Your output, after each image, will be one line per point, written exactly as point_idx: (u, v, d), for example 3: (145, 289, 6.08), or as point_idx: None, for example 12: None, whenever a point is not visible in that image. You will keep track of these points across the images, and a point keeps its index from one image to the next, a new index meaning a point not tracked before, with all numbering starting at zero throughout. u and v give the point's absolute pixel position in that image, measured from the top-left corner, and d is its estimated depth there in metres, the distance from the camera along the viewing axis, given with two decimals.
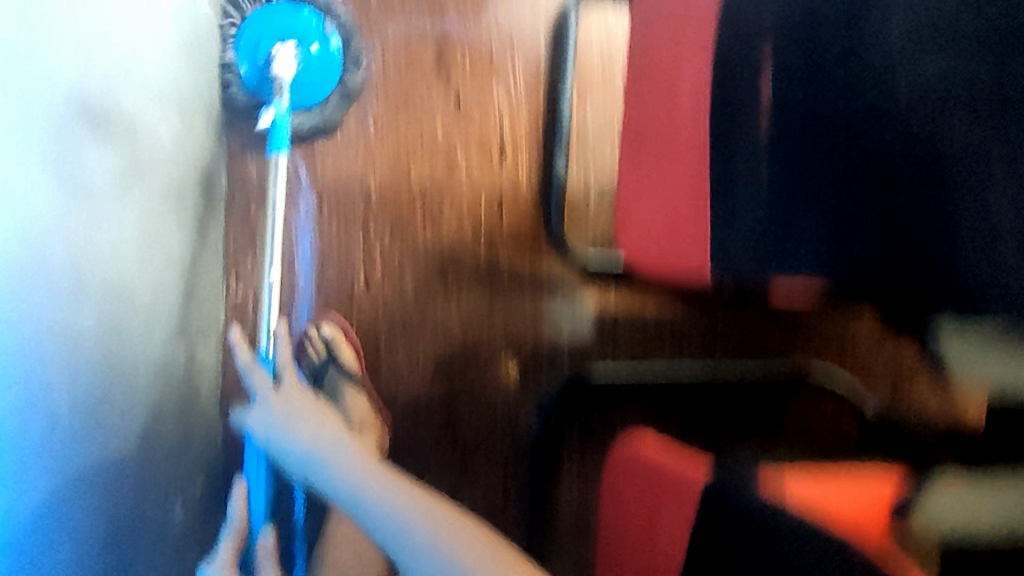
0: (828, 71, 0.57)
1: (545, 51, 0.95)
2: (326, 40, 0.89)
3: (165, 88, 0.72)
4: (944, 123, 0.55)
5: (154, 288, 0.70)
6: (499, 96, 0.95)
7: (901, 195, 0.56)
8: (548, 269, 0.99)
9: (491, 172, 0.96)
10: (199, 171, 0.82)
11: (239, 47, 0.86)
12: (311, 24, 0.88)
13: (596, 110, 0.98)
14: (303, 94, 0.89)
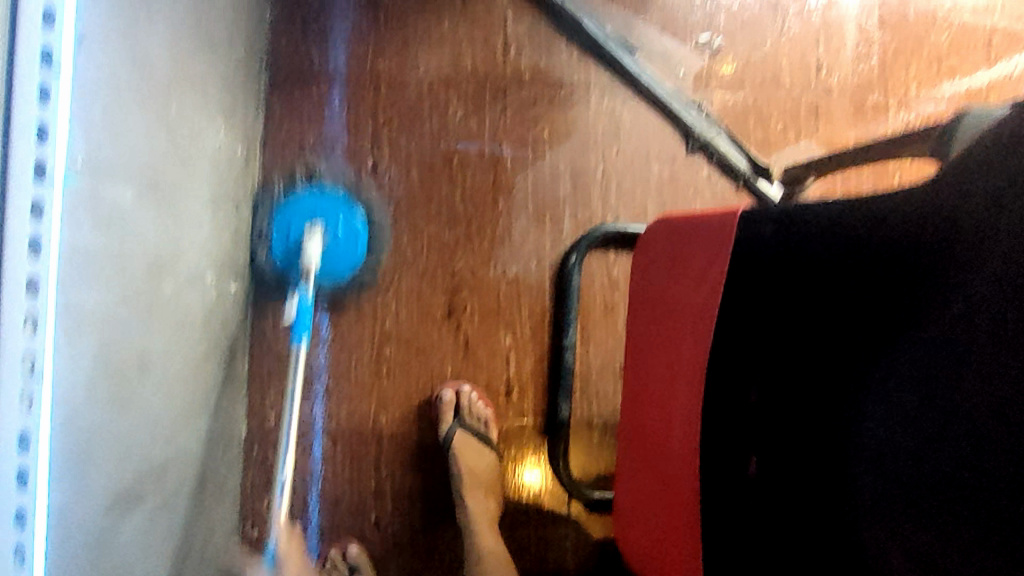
0: (861, 248, 0.53)
1: (551, 299, 1.01)
2: (353, 222, 0.95)
3: (199, 204, 0.73)
4: (905, 374, 0.51)
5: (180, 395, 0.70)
6: (507, 340, 1.01)
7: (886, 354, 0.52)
8: (554, 501, 1.01)
9: (498, 412, 1.01)
10: (226, 298, 0.84)
11: (273, 235, 0.92)
12: (340, 204, 0.95)
13: (599, 349, 1.03)
14: (329, 269, 0.93)
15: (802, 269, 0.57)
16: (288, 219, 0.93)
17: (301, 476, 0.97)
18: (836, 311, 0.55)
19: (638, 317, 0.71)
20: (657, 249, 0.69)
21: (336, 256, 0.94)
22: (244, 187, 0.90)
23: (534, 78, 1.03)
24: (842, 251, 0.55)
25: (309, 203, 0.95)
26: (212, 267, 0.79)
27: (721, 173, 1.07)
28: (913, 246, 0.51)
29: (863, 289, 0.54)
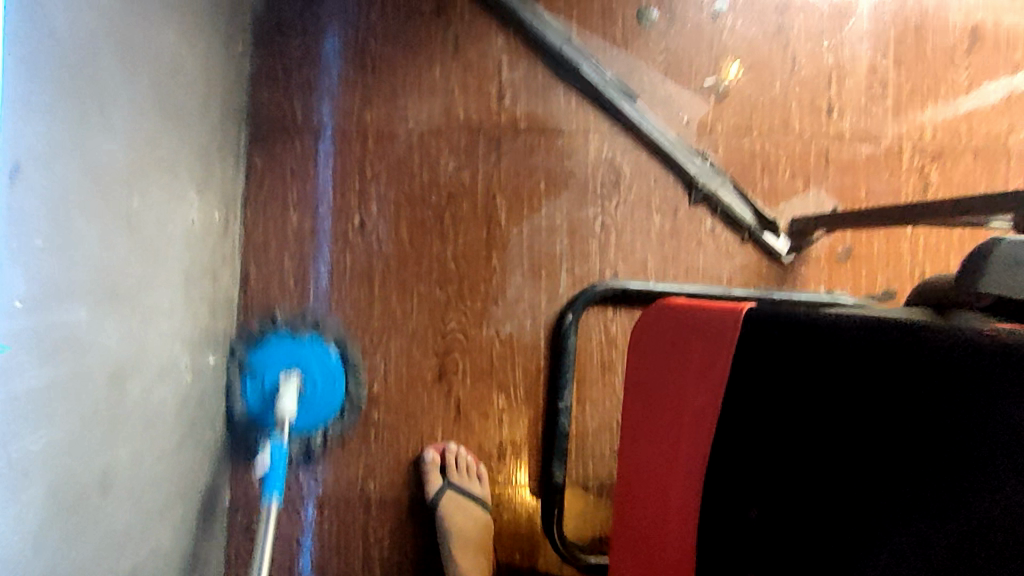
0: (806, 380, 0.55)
1: (545, 359, 0.98)
2: (326, 355, 0.94)
3: (172, 270, 0.71)
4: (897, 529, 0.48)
5: (165, 466, 0.70)
6: (499, 402, 0.97)
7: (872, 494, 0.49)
8: (548, 567, 0.98)
9: (490, 476, 0.97)
10: (210, 353, 0.84)
11: (249, 376, 0.92)
12: (322, 356, 0.94)
13: (597, 411, 0.99)
14: (306, 417, 0.92)
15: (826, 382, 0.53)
16: (262, 362, 0.92)
17: (288, 544, 0.94)
18: (858, 435, 0.50)
19: (639, 400, 0.72)
20: (660, 336, 0.69)
21: (313, 406, 0.92)
22: (229, 242, 0.89)
23: (529, 126, 0.98)
24: (873, 376, 0.50)
25: (282, 350, 0.93)
26: (185, 346, 0.75)
27: (726, 224, 1.02)
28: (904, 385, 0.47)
29: (889, 421, 0.48)
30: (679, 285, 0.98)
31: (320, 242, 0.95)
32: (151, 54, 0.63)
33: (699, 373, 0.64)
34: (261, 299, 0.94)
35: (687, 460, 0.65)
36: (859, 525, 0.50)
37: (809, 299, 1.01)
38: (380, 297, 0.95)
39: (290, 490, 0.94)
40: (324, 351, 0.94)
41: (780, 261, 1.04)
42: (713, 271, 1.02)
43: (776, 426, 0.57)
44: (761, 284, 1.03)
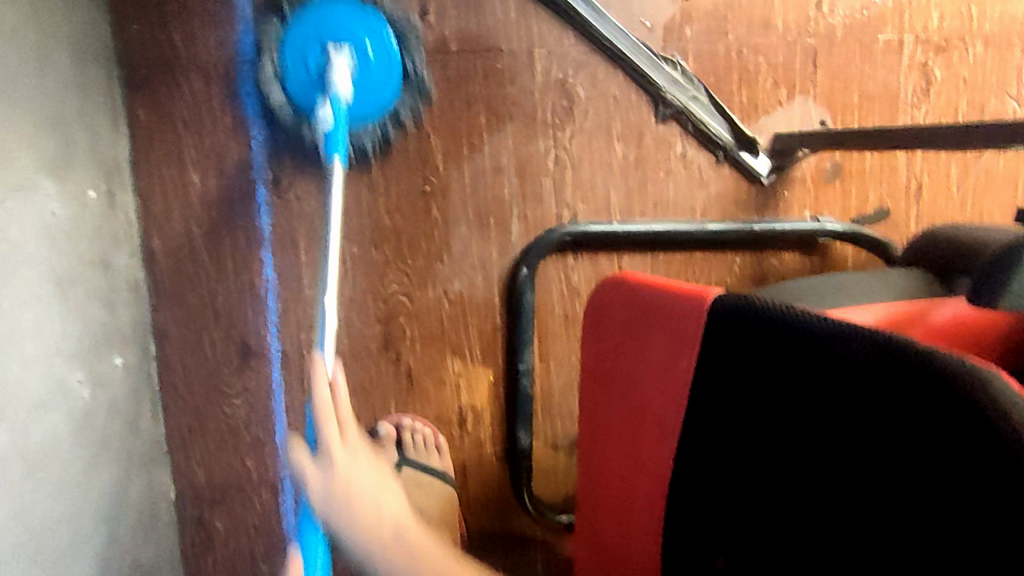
0: (756, 374, 0.47)
1: (502, 318, 0.88)
2: (386, 41, 0.79)
3: (32, 274, 0.59)
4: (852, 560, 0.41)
5: (63, 491, 0.62)
6: (454, 366, 0.89)
7: (836, 522, 0.42)
8: (521, 527, 0.94)
9: (454, 446, 0.91)
10: (113, 349, 0.74)
11: (287, 66, 0.77)
12: (368, 20, 0.79)
13: (562, 366, 0.91)
14: (364, 99, 0.80)
15: (824, 412, 0.43)
16: (301, 28, 0.77)
17: (244, 531, 0.89)
18: (858, 487, 0.41)
19: (595, 387, 0.63)
20: (617, 324, 0.59)
21: (369, 92, 0.80)
22: (118, 216, 0.76)
23: (462, 48, 0.82)
24: (868, 416, 0.40)
25: (326, 21, 0.77)
26: (74, 360, 0.65)
27: (699, 142, 0.89)
28: (869, 402, 0.40)
29: (885, 470, 0.39)
30: (648, 223, 0.87)
31: (231, 207, 0.81)
32: None
33: (662, 373, 0.55)
34: (172, 277, 0.82)
35: (648, 470, 0.56)
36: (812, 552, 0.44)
37: (793, 228, 0.90)
38: (309, 264, 0.84)
39: (236, 478, 0.88)
40: (381, 25, 0.79)
41: (759, 183, 0.92)
42: (685, 203, 0.90)
43: (748, 447, 0.48)
44: (739, 213, 0.92)
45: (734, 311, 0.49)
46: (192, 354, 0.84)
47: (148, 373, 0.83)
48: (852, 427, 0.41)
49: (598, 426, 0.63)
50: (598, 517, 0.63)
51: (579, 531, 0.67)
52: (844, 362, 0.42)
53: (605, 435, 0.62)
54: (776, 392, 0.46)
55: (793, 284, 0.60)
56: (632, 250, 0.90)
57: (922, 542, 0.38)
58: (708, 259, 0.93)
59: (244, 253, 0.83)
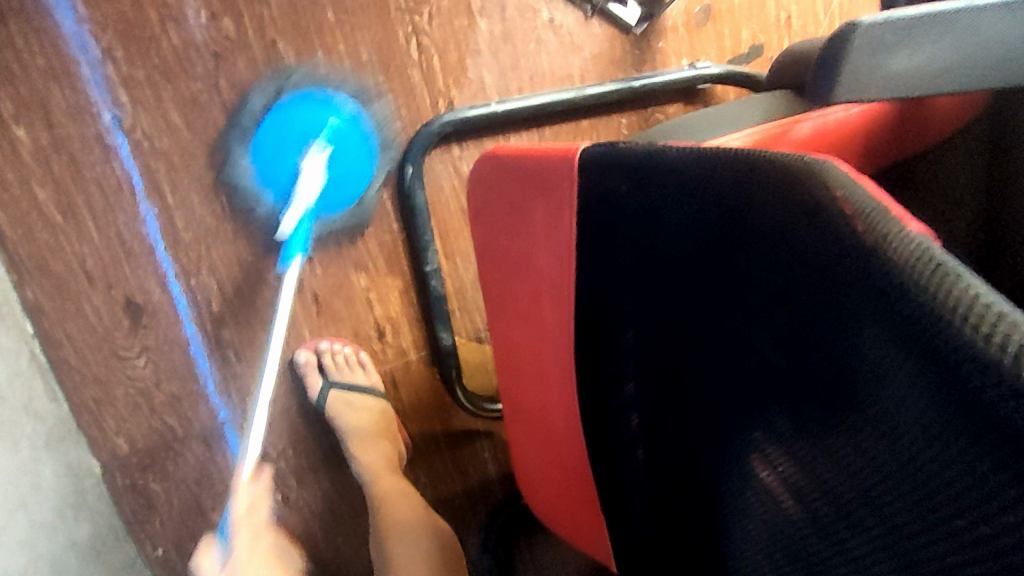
0: (630, 218, 0.47)
1: (399, 222, 0.86)
2: (354, 139, 0.81)
3: None
4: (731, 372, 0.41)
5: None
6: (361, 283, 0.87)
7: (713, 343, 0.42)
8: (463, 422, 0.96)
9: (378, 359, 0.91)
10: None
11: (261, 174, 0.79)
12: (335, 115, 0.79)
13: (470, 260, 0.90)
14: (328, 202, 0.81)
15: (692, 241, 0.42)
16: (271, 134, 0.78)
17: (185, 487, 0.88)
18: (726, 302, 0.40)
19: (495, 266, 0.63)
20: (500, 198, 0.58)
21: (344, 174, 0.81)
22: None
23: None
24: (725, 231, 0.40)
25: (304, 108, 0.78)
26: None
27: (563, 4, 0.85)
28: (722, 218, 0.40)
29: (744, 279, 0.39)
30: (527, 98, 0.84)
31: (72, 159, 0.74)
32: None
33: (547, 240, 0.55)
34: (28, 247, 0.75)
35: (551, 335, 0.58)
36: (700, 375, 0.44)
37: (672, 79, 0.89)
38: (181, 206, 0.78)
39: (162, 438, 0.85)
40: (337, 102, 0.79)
41: (632, 35, 0.90)
42: (562, 71, 0.88)
43: (635, 287, 0.48)
44: (618, 73, 0.90)
45: (602, 163, 0.48)
46: (76, 324, 0.79)
47: (31, 353, 0.77)
48: (711, 246, 0.41)
49: (504, 303, 0.63)
50: (524, 387, 0.66)
51: (509, 403, 0.70)
52: (703, 183, 0.41)
53: (512, 309, 0.62)
54: (652, 234, 0.46)
55: (665, 128, 0.60)
56: (516, 129, 0.87)
57: (777, 334, 0.37)
58: (595, 125, 0.91)
59: (102, 207, 0.76)
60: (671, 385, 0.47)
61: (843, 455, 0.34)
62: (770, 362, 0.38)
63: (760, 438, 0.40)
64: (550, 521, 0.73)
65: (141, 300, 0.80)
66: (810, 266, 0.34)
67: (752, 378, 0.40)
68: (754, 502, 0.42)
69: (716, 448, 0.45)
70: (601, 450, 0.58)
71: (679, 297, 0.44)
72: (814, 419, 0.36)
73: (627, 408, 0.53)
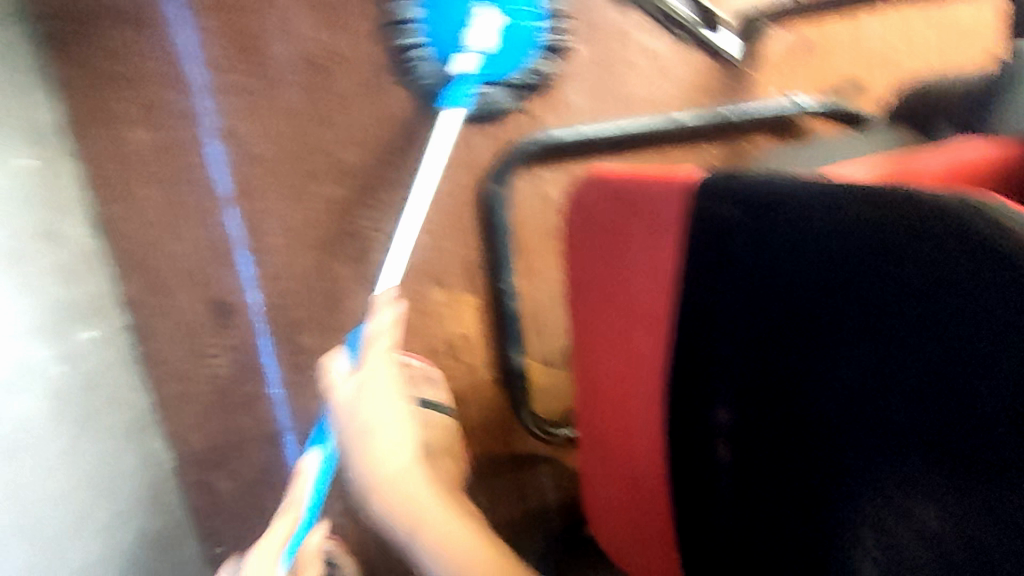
0: (741, 246, 0.46)
1: (480, 240, 0.85)
2: (525, 9, 0.75)
3: None
4: (855, 412, 0.39)
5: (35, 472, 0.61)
6: (437, 296, 0.87)
7: (831, 379, 0.40)
8: (527, 445, 0.94)
9: (449, 374, 0.91)
10: (78, 321, 0.71)
11: (430, 30, 0.74)
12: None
13: (547, 282, 0.89)
14: (495, 70, 0.76)
15: (813, 269, 0.41)
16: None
17: (250, 487, 0.88)
18: (854, 337, 0.39)
19: (583, 293, 0.62)
20: (597, 224, 0.58)
21: (507, 48, 0.75)
22: (62, 186, 0.72)
23: None
24: (857, 263, 0.38)
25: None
26: (32, 334, 0.63)
27: (660, 29, 0.85)
28: (854, 248, 0.38)
29: (880, 313, 0.37)
30: (618, 123, 0.84)
31: (178, 161, 0.77)
32: None
33: (647, 267, 0.53)
34: (129, 241, 0.78)
35: (641, 362, 0.56)
36: (811, 414, 0.42)
37: (766, 112, 0.88)
38: (273, 211, 0.80)
39: (233, 437, 0.86)
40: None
41: (725, 62, 0.87)
42: (653, 97, 0.87)
43: (740, 318, 0.47)
44: (710, 102, 0.89)
45: (715, 191, 0.48)
46: (165, 318, 0.81)
47: (122, 343, 0.80)
48: (837, 277, 0.39)
49: (589, 331, 0.62)
50: (602, 417, 0.64)
51: (584, 434, 0.68)
52: (836, 211, 0.40)
53: (597, 338, 0.61)
54: (765, 263, 0.44)
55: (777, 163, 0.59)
56: (604, 154, 0.87)
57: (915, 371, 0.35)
58: (683, 154, 0.90)
59: (201, 207, 0.79)
60: (774, 423, 0.45)
61: (1001, 505, 0.32)
62: (906, 401, 0.36)
63: (887, 483, 0.38)
64: (619, 560, 0.69)
65: (226, 299, 0.82)
66: (966, 299, 0.33)
67: (882, 419, 0.38)
68: (877, 554, 0.39)
69: (829, 494, 0.42)
70: (690, 489, 0.54)
71: (792, 330, 0.43)
72: (964, 463, 0.34)
73: (717, 437, 0.50)
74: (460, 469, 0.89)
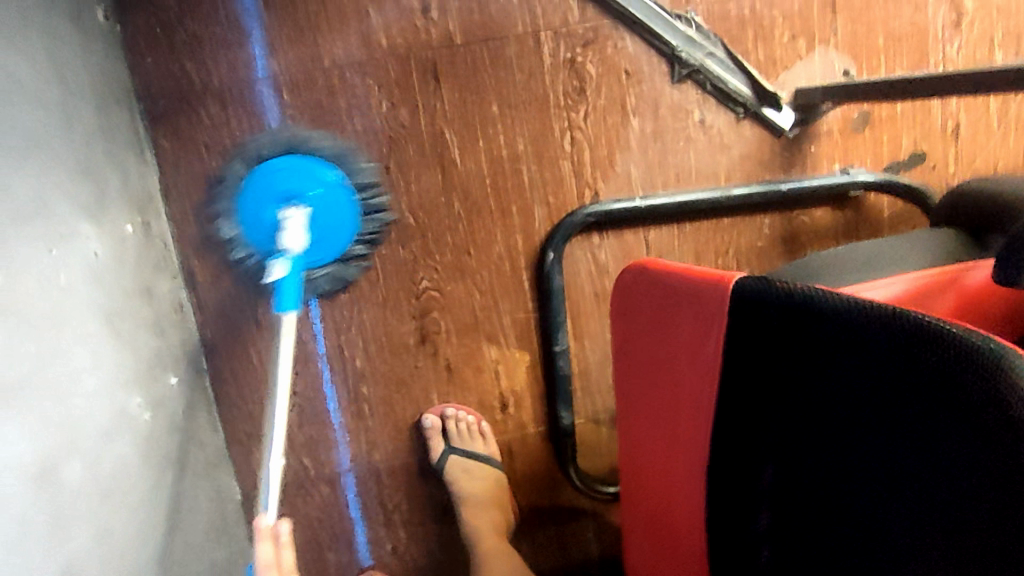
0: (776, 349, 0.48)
1: (534, 302, 0.89)
2: (342, 199, 0.80)
3: (92, 316, 0.64)
4: (886, 527, 0.42)
5: (140, 512, 0.68)
6: (491, 354, 0.91)
7: (866, 491, 0.43)
8: (571, 499, 0.97)
9: (498, 427, 0.94)
10: (171, 370, 0.78)
11: (244, 222, 0.78)
12: (325, 178, 0.79)
13: (597, 343, 0.92)
14: (315, 253, 0.80)
15: (846, 387, 0.44)
16: (256, 197, 0.78)
17: (308, 523, 0.94)
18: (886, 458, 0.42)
19: (629, 370, 0.64)
20: (643, 310, 0.60)
21: (324, 238, 0.80)
22: (162, 247, 0.80)
23: (468, 41, 0.81)
24: (889, 391, 0.41)
25: (294, 168, 0.79)
26: (133, 386, 0.70)
27: (718, 105, 0.87)
28: (890, 377, 0.41)
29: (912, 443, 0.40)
30: (672, 195, 0.87)
31: None
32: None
33: (689, 355, 0.56)
34: (213, 294, 0.86)
35: (682, 444, 0.58)
36: (843, 519, 0.45)
37: (821, 185, 0.89)
38: None
39: (296, 476, 0.93)
40: (332, 173, 0.80)
41: (783, 138, 0.89)
42: (708, 170, 0.89)
43: (773, 418, 0.49)
44: (765, 175, 0.90)
45: (752, 295, 0.50)
46: (240, 364, 0.88)
47: (203, 387, 0.87)
48: (872, 400, 0.42)
49: (634, 406, 0.64)
50: (646, 489, 0.65)
51: (626, 496, 0.70)
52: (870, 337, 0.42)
53: (643, 415, 0.63)
54: (799, 372, 0.47)
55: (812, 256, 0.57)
56: (657, 223, 0.89)
57: (948, 504, 0.39)
58: (737, 224, 0.91)
59: None
60: (807, 520, 0.48)
61: None
62: (934, 526, 0.40)
63: None
64: None
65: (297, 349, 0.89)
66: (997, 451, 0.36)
67: (914, 538, 0.41)
68: None
69: None
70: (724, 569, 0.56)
71: (824, 439, 0.46)
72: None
73: (749, 528, 0.53)
74: (505, 520, 0.92)
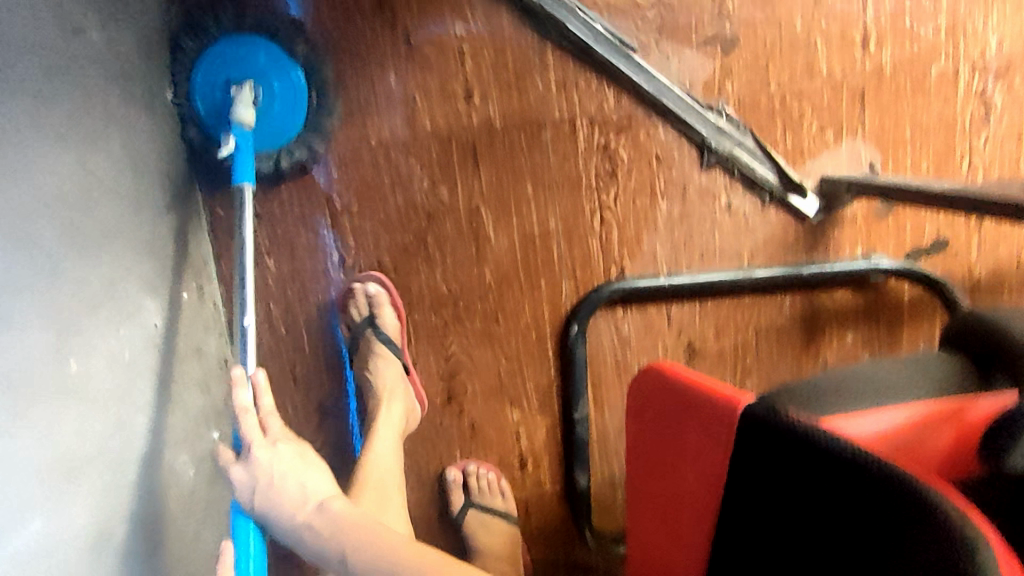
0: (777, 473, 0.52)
1: (557, 370, 0.93)
2: (294, 84, 0.81)
3: (150, 384, 0.70)
4: None
5: (180, 563, 0.73)
6: (513, 416, 0.95)
7: None
8: (583, 558, 1.00)
9: (517, 486, 0.98)
10: (218, 424, 0.84)
11: (196, 91, 0.80)
12: (281, 66, 0.81)
13: (615, 410, 0.96)
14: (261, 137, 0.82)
15: (837, 525, 0.48)
16: (212, 74, 0.80)
17: None
18: None
19: (641, 460, 0.67)
20: (658, 410, 0.64)
21: (271, 120, 0.82)
22: (214, 308, 0.86)
23: (507, 125, 0.86)
24: (871, 540, 0.45)
25: (241, 47, 0.80)
26: (181, 445, 0.75)
27: (744, 190, 0.90)
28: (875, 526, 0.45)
29: None
30: (695, 275, 0.90)
31: (304, 286, 0.89)
32: (82, 198, 0.59)
33: (697, 462, 0.59)
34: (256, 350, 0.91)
35: (689, 539, 0.62)
36: None
37: (843, 270, 0.91)
38: None
39: None
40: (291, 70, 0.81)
41: (808, 222, 0.92)
42: (732, 251, 0.92)
43: (772, 537, 0.53)
44: (788, 257, 0.93)
45: (764, 422, 0.53)
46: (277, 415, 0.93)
47: None
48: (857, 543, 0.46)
49: (644, 496, 0.67)
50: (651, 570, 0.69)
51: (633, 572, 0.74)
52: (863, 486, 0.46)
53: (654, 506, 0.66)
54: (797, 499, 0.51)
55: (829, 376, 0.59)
56: (679, 300, 0.93)
57: None
58: (758, 303, 0.94)
59: (318, 325, 0.91)
60: None
61: None
62: None
63: None
64: None
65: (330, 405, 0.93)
66: None
67: None
68: None
69: None
70: None
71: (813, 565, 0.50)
72: None
73: None
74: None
